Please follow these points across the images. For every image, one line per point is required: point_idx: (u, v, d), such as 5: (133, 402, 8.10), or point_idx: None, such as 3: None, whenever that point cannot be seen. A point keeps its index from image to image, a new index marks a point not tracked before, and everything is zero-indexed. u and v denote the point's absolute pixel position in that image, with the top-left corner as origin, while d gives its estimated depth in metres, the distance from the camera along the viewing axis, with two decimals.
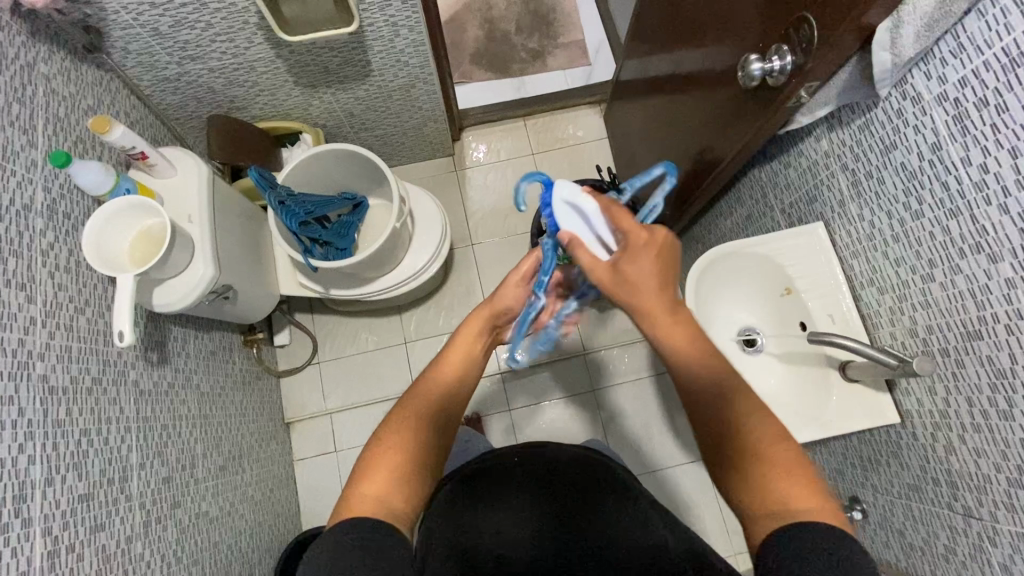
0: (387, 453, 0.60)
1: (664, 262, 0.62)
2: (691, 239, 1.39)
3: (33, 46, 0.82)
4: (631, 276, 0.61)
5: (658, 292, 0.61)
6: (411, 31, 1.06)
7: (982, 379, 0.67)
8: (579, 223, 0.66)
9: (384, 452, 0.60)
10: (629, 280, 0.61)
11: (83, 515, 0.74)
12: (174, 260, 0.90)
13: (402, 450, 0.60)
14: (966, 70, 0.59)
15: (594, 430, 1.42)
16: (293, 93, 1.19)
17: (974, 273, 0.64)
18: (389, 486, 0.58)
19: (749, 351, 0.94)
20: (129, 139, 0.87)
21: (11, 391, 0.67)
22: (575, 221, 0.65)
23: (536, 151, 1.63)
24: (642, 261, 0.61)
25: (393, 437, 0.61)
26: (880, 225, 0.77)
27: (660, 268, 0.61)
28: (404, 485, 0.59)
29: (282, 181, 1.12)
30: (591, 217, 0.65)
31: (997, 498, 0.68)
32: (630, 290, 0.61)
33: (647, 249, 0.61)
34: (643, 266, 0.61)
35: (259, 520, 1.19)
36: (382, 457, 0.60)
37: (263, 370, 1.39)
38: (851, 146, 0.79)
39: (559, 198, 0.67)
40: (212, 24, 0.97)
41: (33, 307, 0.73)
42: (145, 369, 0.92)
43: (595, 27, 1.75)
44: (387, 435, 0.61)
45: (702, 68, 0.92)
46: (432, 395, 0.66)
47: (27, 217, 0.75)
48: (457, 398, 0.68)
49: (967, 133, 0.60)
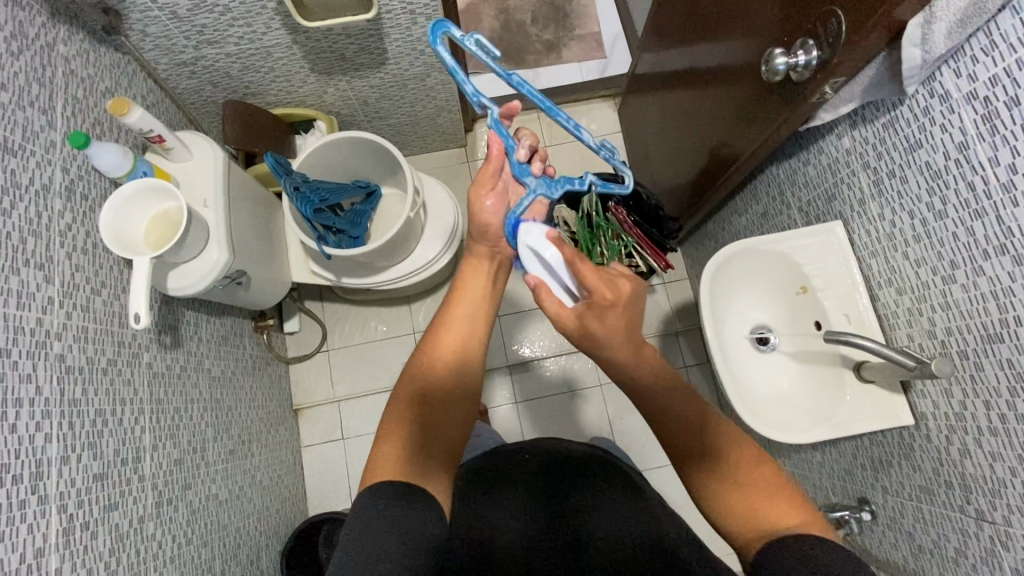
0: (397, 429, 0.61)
1: (634, 311, 0.60)
2: (703, 235, 1.38)
3: (53, 26, 0.82)
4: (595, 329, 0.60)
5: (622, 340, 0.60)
6: (428, 19, 1.06)
7: (1001, 382, 0.66)
8: (545, 272, 0.64)
9: (394, 427, 0.61)
10: (593, 332, 0.60)
11: (98, 494, 0.75)
12: (189, 244, 0.90)
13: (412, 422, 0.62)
14: (998, 68, 0.58)
15: (601, 425, 1.43)
16: (308, 79, 1.18)
17: (997, 275, 0.63)
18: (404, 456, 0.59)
19: (761, 350, 0.94)
20: (148, 122, 0.87)
21: (29, 370, 0.67)
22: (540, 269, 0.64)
23: (549, 143, 1.62)
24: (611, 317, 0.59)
25: (404, 409, 0.63)
26: (902, 224, 0.76)
27: (626, 321, 0.59)
28: (416, 454, 0.60)
29: (297, 167, 1.12)
30: (556, 268, 0.62)
31: (1011, 503, 0.67)
32: (593, 341, 0.60)
33: (613, 303, 0.59)
34: (611, 321, 0.59)
35: (267, 504, 1.20)
36: (391, 433, 0.61)
37: (273, 357, 1.39)
38: (873, 144, 0.78)
39: (524, 243, 0.65)
40: (231, 9, 0.97)
41: (50, 287, 0.73)
42: (159, 352, 0.93)
43: (611, 20, 1.73)
44: (400, 406, 0.63)
45: (722, 63, 0.91)
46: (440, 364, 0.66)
47: (45, 197, 0.75)
48: (464, 364, 0.67)
49: (997, 132, 0.60)
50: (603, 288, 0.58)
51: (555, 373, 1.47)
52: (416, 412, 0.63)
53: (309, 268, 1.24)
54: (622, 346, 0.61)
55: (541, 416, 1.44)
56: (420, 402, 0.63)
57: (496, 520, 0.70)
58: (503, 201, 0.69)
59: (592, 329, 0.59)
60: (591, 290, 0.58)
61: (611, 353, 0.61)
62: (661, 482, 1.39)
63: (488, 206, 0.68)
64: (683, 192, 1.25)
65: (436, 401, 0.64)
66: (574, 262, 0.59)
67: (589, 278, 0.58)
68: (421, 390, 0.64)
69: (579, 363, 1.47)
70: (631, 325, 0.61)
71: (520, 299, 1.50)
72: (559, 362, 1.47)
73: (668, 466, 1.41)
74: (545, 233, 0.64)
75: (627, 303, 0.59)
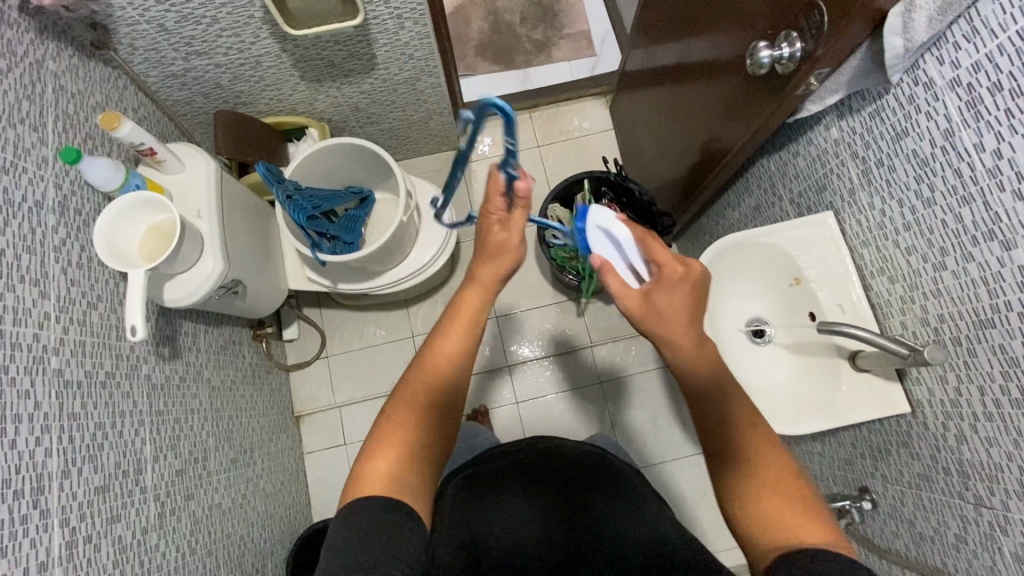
0: (393, 436, 0.61)
1: (696, 295, 0.62)
2: (698, 230, 1.38)
3: (41, 43, 0.82)
4: (664, 307, 0.61)
5: (687, 324, 0.61)
6: (415, 23, 1.06)
7: (994, 367, 0.66)
8: (612, 250, 0.69)
9: (390, 433, 0.61)
10: (662, 310, 0.61)
11: (100, 507, 0.75)
12: (184, 255, 0.91)
13: (408, 428, 0.61)
14: (979, 54, 0.58)
15: (601, 423, 1.43)
16: (298, 87, 1.19)
17: (986, 260, 0.64)
18: (394, 469, 0.59)
19: (756, 343, 0.95)
20: (139, 135, 0.88)
21: (27, 385, 0.68)
22: (608, 247, 0.69)
23: (541, 143, 1.62)
24: (678, 296, 0.61)
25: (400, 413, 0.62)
26: (892, 213, 0.76)
27: (693, 299, 0.61)
28: (407, 472, 0.59)
29: (289, 175, 1.12)
30: (624, 245, 0.68)
31: (1009, 487, 0.67)
32: (661, 322, 0.61)
33: (681, 279, 0.61)
34: (678, 297, 0.61)
35: (271, 512, 1.20)
36: (384, 441, 0.61)
37: (272, 365, 1.40)
38: (861, 134, 0.78)
39: (593, 224, 0.71)
40: (218, 19, 0.97)
41: (46, 302, 0.74)
42: (157, 364, 0.93)
43: (600, 18, 1.74)
44: (397, 409, 0.63)
45: (710, 57, 0.92)
46: (435, 374, 0.65)
47: (39, 213, 0.76)
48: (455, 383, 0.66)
49: (981, 118, 0.60)
50: (673, 262, 0.61)
51: (555, 373, 1.47)
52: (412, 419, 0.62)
53: (305, 276, 1.24)
54: (685, 330, 0.61)
55: (542, 416, 1.44)
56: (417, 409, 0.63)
57: (501, 524, 0.72)
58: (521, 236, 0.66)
59: (660, 308, 0.61)
60: (663, 264, 0.61)
61: (673, 334, 0.61)
62: (664, 478, 1.39)
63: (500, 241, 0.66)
64: (675, 187, 1.25)
65: (430, 409, 0.63)
66: (647, 240, 0.63)
67: (659, 255, 0.62)
68: (417, 405, 0.63)
69: (578, 362, 1.47)
70: (693, 309, 0.61)
71: (517, 300, 1.50)
72: (557, 361, 1.47)
73: (670, 462, 1.40)
74: (614, 217, 0.70)
75: (693, 283, 0.61)
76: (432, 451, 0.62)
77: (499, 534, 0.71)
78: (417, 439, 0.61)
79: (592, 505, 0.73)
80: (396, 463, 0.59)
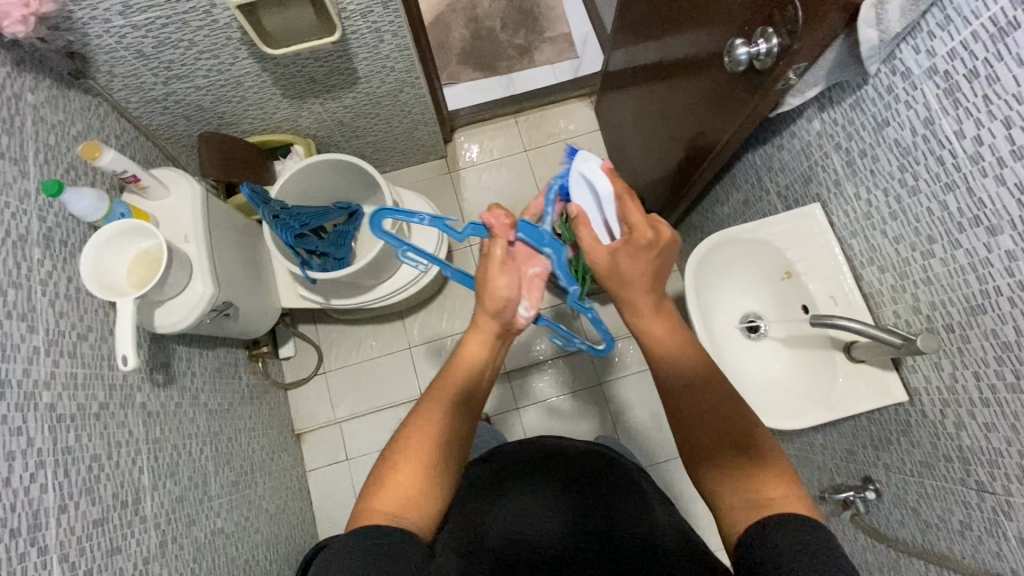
0: (403, 469, 0.60)
1: (656, 262, 0.66)
2: (689, 227, 1.38)
3: (19, 75, 0.81)
4: (627, 270, 0.65)
5: (646, 290, 0.66)
6: (394, 36, 1.06)
7: (988, 353, 0.66)
8: (590, 199, 0.64)
9: (399, 464, 0.61)
10: (625, 274, 0.65)
11: (99, 539, 0.74)
12: (172, 281, 0.90)
13: (419, 460, 0.61)
14: (954, 42, 0.58)
15: (605, 423, 1.43)
16: (281, 105, 1.19)
17: (974, 247, 0.63)
18: (402, 501, 0.59)
19: (752, 338, 0.95)
20: (120, 163, 0.87)
21: (19, 422, 0.67)
22: (587, 198, 0.63)
23: (529, 147, 1.62)
24: (642, 260, 0.65)
25: (409, 446, 0.62)
26: (877, 203, 0.76)
27: (656, 264, 0.66)
28: (417, 501, 0.59)
29: (276, 195, 1.12)
30: (605, 200, 0.63)
31: (1009, 472, 0.67)
32: (620, 283, 0.65)
33: (649, 246, 0.64)
34: (643, 261, 0.65)
35: (275, 532, 1.20)
36: (392, 474, 0.60)
37: (270, 384, 1.39)
38: (842, 125, 0.78)
39: (576, 170, 0.63)
40: (196, 42, 0.97)
41: (35, 336, 0.73)
42: (152, 392, 0.92)
43: (580, 20, 1.74)
44: (405, 442, 0.62)
45: (690, 54, 0.92)
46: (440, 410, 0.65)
47: (24, 247, 0.75)
48: (461, 422, 0.66)
49: (960, 105, 0.60)
50: (644, 229, 0.63)
51: (556, 377, 1.46)
52: (424, 451, 0.62)
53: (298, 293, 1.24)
54: (643, 296, 0.66)
55: (544, 420, 1.43)
56: (429, 442, 0.62)
57: (524, 525, 0.71)
58: (516, 280, 0.66)
59: (625, 269, 0.65)
60: (633, 225, 0.63)
61: (634, 298, 0.66)
62: (669, 476, 1.39)
63: (499, 286, 0.65)
64: (663, 185, 1.25)
65: (443, 442, 0.63)
66: (625, 199, 0.63)
67: (634, 217, 0.63)
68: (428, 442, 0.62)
69: (578, 364, 1.47)
70: (655, 272, 0.66)
71: None
72: (556, 365, 1.47)
73: (675, 459, 1.40)
74: (597, 166, 0.63)
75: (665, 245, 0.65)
76: (442, 482, 0.62)
77: (525, 539, 0.70)
78: (429, 470, 0.61)
79: (610, 505, 0.72)
80: (405, 496, 0.59)
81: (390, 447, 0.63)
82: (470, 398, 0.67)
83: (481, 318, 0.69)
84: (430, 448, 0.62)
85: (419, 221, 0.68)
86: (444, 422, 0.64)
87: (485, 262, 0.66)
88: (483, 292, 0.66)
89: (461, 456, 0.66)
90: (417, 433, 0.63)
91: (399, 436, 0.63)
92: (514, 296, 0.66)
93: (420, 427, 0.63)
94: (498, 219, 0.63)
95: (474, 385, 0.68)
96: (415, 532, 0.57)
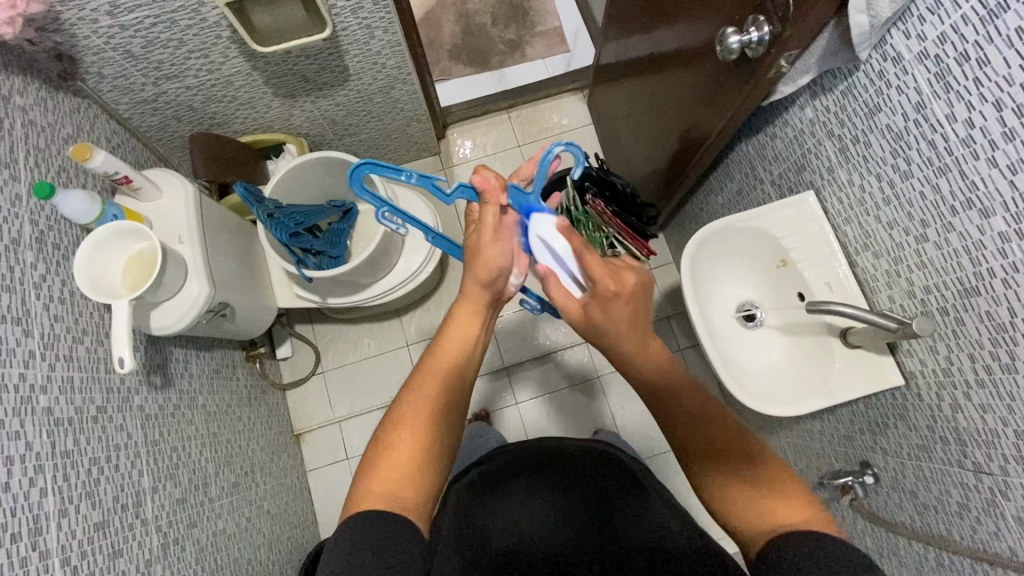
0: (399, 448, 0.61)
1: (638, 304, 0.61)
2: (684, 218, 1.38)
3: (7, 77, 0.80)
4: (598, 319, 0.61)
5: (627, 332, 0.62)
6: (385, 32, 1.05)
7: (982, 335, 0.67)
8: (553, 260, 0.64)
9: (393, 446, 0.61)
10: (597, 322, 0.61)
11: (100, 543, 0.74)
12: (167, 283, 0.90)
13: (414, 440, 0.61)
14: (945, 26, 0.58)
15: (603, 416, 1.43)
16: (272, 104, 1.18)
17: (967, 230, 0.64)
18: (397, 483, 0.59)
19: (748, 327, 0.95)
20: (112, 164, 0.87)
21: (17, 426, 0.67)
22: (548, 259, 0.64)
23: (522, 142, 1.62)
24: (617, 309, 0.60)
25: (403, 426, 0.62)
26: (870, 188, 0.77)
27: (630, 312, 0.60)
28: (412, 486, 0.59)
29: (269, 194, 1.12)
30: (565, 258, 0.62)
31: (1006, 452, 0.68)
32: (602, 330, 0.62)
33: (617, 296, 0.60)
34: (616, 311, 0.60)
35: (276, 532, 1.19)
36: (388, 455, 0.61)
37: (268, 385, 1.39)
38: (835, 112, 0.78)
39: (535, 233, 0.64)
40: (185, 42, 0.96)
41: (31, 340, 0.73)
42: (150, 394, 0.92)
43: (571, 14, 1.74)
44: (399, 423, 0.62)
45: (682, 44, 0.92)
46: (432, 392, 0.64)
47: (16, 251, 0.75)
48: (453, 403, 0.65)
49: (951, 89, 0.60)
50: (608, 280, 0.59)
51: (555, 371, 1.47)
52: (418, 431, 0.62)
53: (295, 293, 1.23)
54: (627, 338, 0.62)
55: (543, 414, 1.44)
56: (424, 419, 0.63)
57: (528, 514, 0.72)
58: (512, 247, 0.66)
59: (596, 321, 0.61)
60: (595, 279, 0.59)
61: (614, 343, 0.62)
62: (669, 468, 1.39)
63: (490, 256, 0.65)
64: (657, 176, 1.25)
65: (438, 419, 0.63)
66: (581, 257, 0.59)
67: (596, 272, 0.59)
68: (420, 426, 0.62)
69: (576, 359, 1.47)
70: (634, 319, 0.62)
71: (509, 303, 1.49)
72: (554, 359, 1.47)
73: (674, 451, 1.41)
74: (552, 224, 0.63)
75: (630, 295, 0.60)
76: (437, 460, 0.62)
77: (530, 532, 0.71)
78: (424, 453, 0.61)
79: (612, 499, 0.73)
80: (401, 477, 0.60)
81: (383, 428, 0.63)
82: (464, 371, 0.67)
83: (471, 290, 0.67)
84: (426, 425, 0.62)
85: (406, 178, 0.65)
86: (438, 398, 0.64)
87: (478, 228, 0.65)
88: (473, 260, 0.65)
89: (456, 430, 0.66)
90: (410, 414, 0.63)
91: (393, 416, 0.63)
92: (503, 264, 0.65)
93: (413, 405, 0.63)
94: (487, 180, 0.62)
95: (468, 361, 0.68)
96: (411, 512, 0.57)
